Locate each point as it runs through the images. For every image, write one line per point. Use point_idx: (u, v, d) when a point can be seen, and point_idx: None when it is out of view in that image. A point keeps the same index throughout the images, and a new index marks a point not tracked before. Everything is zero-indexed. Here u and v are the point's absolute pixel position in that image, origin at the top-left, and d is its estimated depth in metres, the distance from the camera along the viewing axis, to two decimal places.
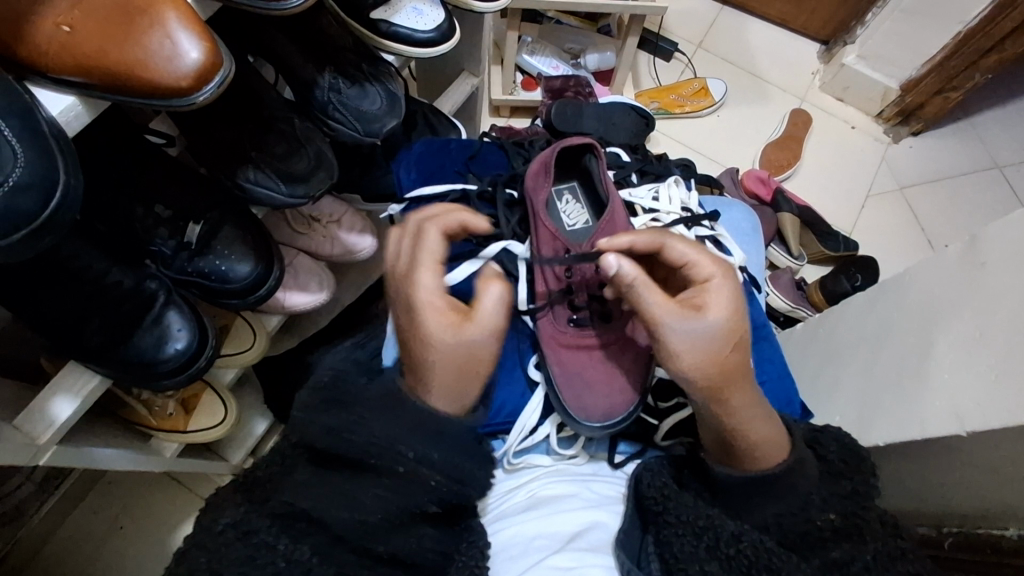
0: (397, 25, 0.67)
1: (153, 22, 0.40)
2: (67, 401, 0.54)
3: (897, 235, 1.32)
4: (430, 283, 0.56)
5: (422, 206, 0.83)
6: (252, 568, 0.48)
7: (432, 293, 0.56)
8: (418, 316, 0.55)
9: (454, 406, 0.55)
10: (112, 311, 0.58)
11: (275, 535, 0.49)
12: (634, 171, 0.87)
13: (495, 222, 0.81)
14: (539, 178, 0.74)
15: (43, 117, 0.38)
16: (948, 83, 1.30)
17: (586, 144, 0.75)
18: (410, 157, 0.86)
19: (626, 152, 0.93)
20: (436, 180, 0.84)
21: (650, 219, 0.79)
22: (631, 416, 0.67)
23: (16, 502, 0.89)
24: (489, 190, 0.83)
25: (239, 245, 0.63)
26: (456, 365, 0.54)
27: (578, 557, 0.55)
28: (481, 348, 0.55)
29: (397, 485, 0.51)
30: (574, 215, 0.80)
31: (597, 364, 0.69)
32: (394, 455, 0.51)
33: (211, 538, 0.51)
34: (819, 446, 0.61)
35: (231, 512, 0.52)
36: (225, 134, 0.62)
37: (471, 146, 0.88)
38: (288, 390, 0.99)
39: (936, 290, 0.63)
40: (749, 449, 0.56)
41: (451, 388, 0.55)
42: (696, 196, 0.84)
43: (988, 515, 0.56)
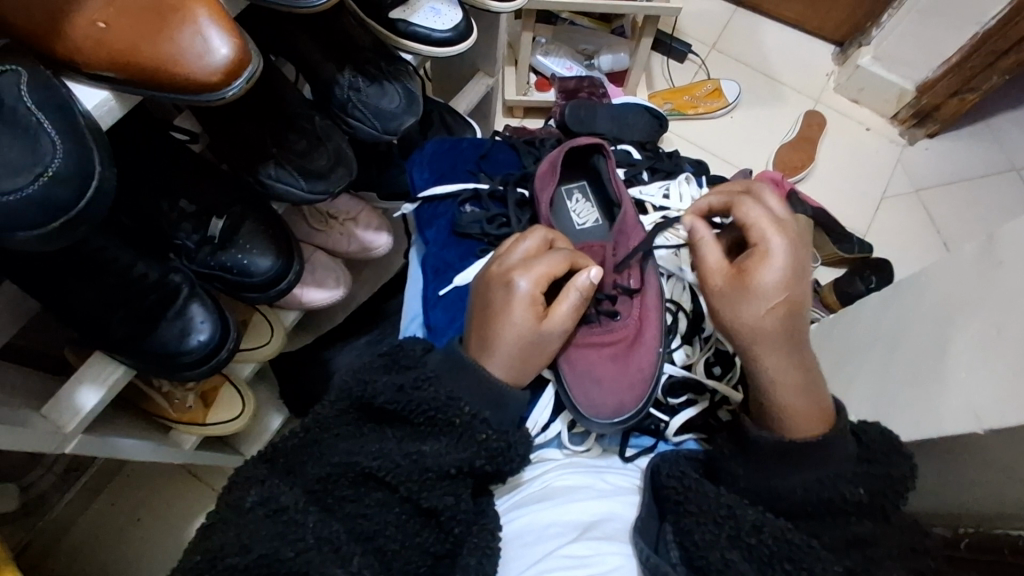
0: (415, 25, 0.68)
1: (184, 19, 0.41)
2: (93, 392, 0.57)
3: (911, 238, 1.31)
4: (533, 280, 0.63)
5: (434, 205, 0.84)
6: (283, 541, 0.51)
7: (532, 289, 0.63)
8: (510, 306, 0.62)
9: (510, 378, 0.61)
10: (137, 302, 0.59)
11: (304, 514, 0.53)
12: (643, 169, 0.88)
13: (506, 221, 0.82)
14: (547, 178, 0.76)
15: (80, 111, 0.39)
16: (964, 85, 1.29)
17: (594, 145, 0.76)
18: (422, 157, 0.87)
19: (636, 150, 0.94)
20: (448, 180, 0.85)
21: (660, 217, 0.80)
22: (640, 413, 0.67)
23: (37, 493, 0.91)
24: (500, 189, 0.84)
25: (260, 239, 0.64)
26: (524, 351, 0.62)
27: (594, 546, 0.55)
28: (549, 341, 0.63)
29: (452, 441, 0.57)
30: (585, 214, 0.80)
31: (605, 360, 0.69)
32: (451, 408, 0.57)
33: (237, 514, 0.54)
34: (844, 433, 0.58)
35: (259, 490, 0.55)
36: (247, 130, 0.63)
37: (482, 146, 0.89)
38: (304, 385, 1.01)
39: (953, 288, 0.63)
40: (786, 410, 0.56)
41: (513, 368, 0.61)
42: (707, 194, 0.84)
43: (1004, 517, 0.56)
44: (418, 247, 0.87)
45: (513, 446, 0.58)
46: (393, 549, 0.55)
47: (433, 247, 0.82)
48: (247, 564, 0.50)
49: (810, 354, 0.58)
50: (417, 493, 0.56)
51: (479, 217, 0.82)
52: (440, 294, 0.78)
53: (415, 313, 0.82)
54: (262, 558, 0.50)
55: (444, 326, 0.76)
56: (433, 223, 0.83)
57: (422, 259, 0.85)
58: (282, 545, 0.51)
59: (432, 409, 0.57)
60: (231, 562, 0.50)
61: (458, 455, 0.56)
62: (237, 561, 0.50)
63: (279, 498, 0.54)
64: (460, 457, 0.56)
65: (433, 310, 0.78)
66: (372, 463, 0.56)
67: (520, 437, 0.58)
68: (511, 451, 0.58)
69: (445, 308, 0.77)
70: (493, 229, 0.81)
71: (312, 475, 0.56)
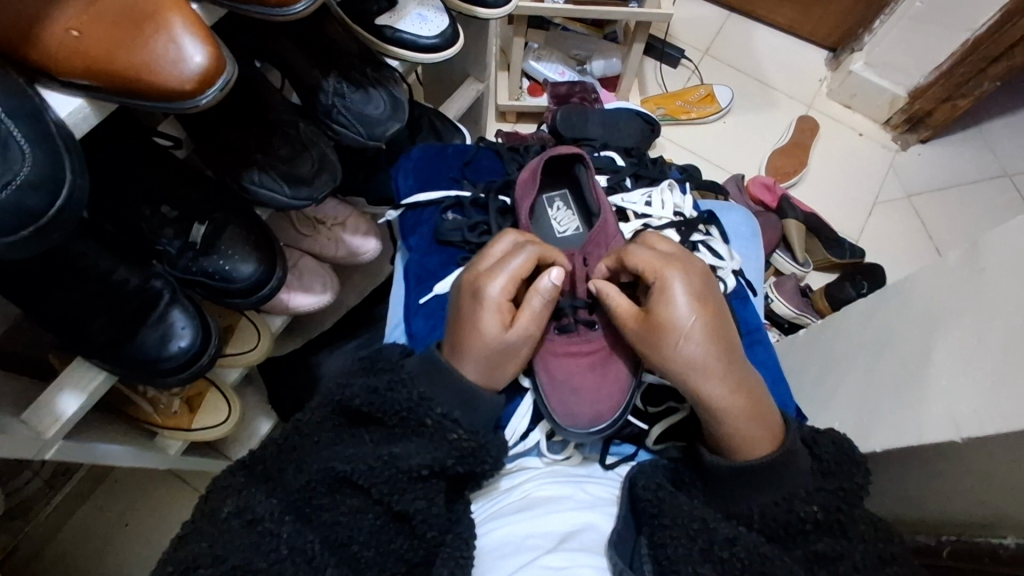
0: (401, 31, 0.69)
1: (158, 27, 0.41)
2: (74, 398, 0.57)
3: (903, 244, 1.31)
4: (500, 285, 0.62)
5: (418, 212, 0.85)
6: (257, 552, 0.52)
7: (499, 294, 0.62)
8: (480, 310, 0.61)
9: (483, 382, 0.61)
10: (118, 308, 0.59)
11: (280, 524, 0.54)
12: (628, 176, 0.87)
13: (488, 228, 0.81)
14: (528, 184, 0.75)
15: (52, 119, 0.39)
16: (956, 91, 1.30)
17: (574, 154, 0.76)
18: (406, 163, 0.87)
19: (622, 155, 0.94)
20: (431, 186, 0.85)
21: (641, 224, 0.81)
22: (617, 423, 0.67)
23: (23, 497, 0.91)
24: (482, 197, 0.84)
25: (242, 246, 0.64)
26: (493, 357, 0.61)
27: (570, 556, 0.55)
28: (519, 347, 0.62)
29: (425, 441, 0.58)
30: (565, 221, 0.81)
31: (583, 369, 0.69)
32: (422, 409, 0.58)
33: (211, 523, 0.55)
34: (812, 445, 0.59)
35: (235, 501, 0.55)
36: (232, 135, 0.63)
37: (466, 152, 0.89)
38: (292, 390, 1.01)
39: (938, 296, 0.63)
40: (734, 439, 0.57)
41: (485, 371, 0.61)
42: (691, 200, 0.85)
43: (988, 525, 0.57)
44: (403, 253, 0.87)
45: (485, 446, 0.58)
46: (376, 553, 0.55)
47: (415, 253, 0.82)
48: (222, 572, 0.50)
49: (753, 380, 0.58)
50: (388, 495, 0.56)
51: (461, 224, 0.81)
52: (421, 302, 0.78)
53: (399, 320, 0.82)
54: (236, 571, 0.50)
55: (425, 334, 0.76)
56: (416, 230, 0.84)
57: (405, 265, 0.85)
58: (256, 557, 0.51)
59: (403, 410, 0.59)
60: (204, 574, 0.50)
61: (430, 454, 0.57)
62: (208, 573, 0.50)
63: (255, 509, 0.55)
64: (432, 455, 0.57)
65: (415, 318, 0.78)
66: (346, 466, 0.56)
67: (490, 436, 0.59)
68: (482, 452, 0.58)
69: (425, 316, 0.77)
70: (475, 236, 0.81)
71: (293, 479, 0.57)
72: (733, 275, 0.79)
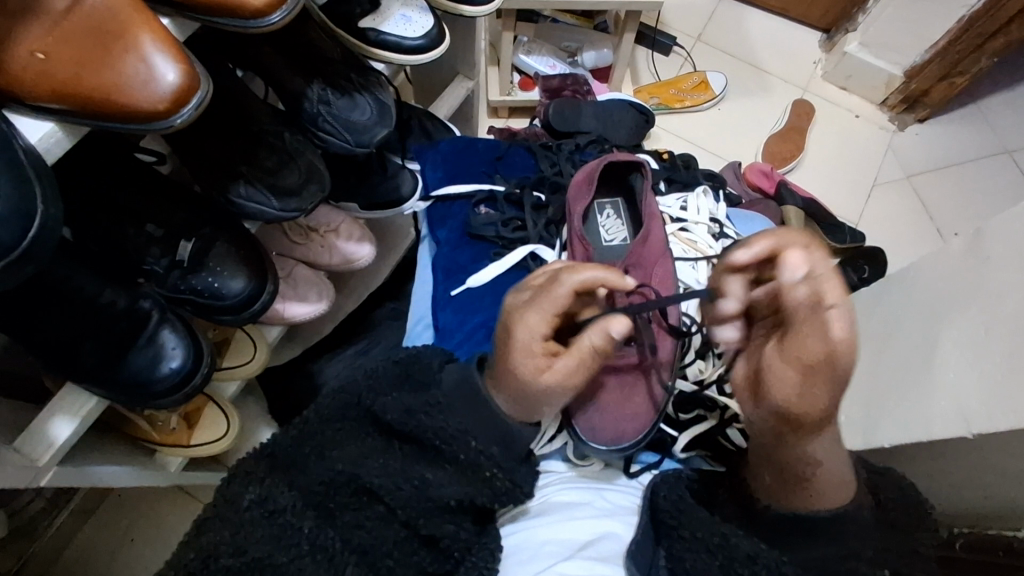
0: (386, 33, 0.67)
1: (127, 46, 0.40)
2: (66, 424, 0.56)
3: (905, 226, 1.30)
4: (532, 324, 0.56)
5: (447, 204, 0.87)
6: (277, 546, 0.53)
7: (531, 336, 0.55)
8: (514, 359, 0.55)
9: (518, 417, 0.59)
10: (107, 331, 0.58)
11: (301, 518, 0.55)
12: (661, 180, 0.87)
13: (520, 224, 0.83)
14: (581, 188, 0.74)
15: (21, 145, 0.38)
16: (953, 69, 1.27)
17: (636, 164, 0.75)
18: (434, 155, 0.88)
19: (654, 161, 0.92)
20: (461, 180, 0.87)
21: (677, 228, 0.79)
22: (639, 444, 0.65)
23: (26, 518, 0.90)
24: (516, 193, 0.85)
25: (231, 261, 0.62)
26: (535, 398, 0.56)
27: (587, 566, 0.55)
28: (559, 393, 0.56)
29: (457, 475, 0.58)
30: (613, 231, 0.77)
31: (612, 390, 0.66)
32: (459, 444, 0.58)
33: (234, 511, 0.55)
34: (878, 491, 0.58)
35: (257, 489, 0.56)
36: (216, 148, 0.61)
37: (497, 148, 0.91)
38: (293, 398, 1.00)
39: (943, 286, 0.61)
40: (819, 488, 0.52)
41: (516, 404, 0.58)
42: (725, 209, 0.83)
43: (1003, 517, 0.56)
44: (429, 244, 0.89)
45: (520, 485, 0.59)
46: (387, 561, 0.55)
47: (444, 248, 0.84)
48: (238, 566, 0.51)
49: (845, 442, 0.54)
50: (416, 518, 0.57)
51: (494, 219, 0.83)
52: (451, 295, 0.80)
53: (420, 316, 0.85)
54: (255, 562, 0.52)
55: (453, 329, 0.77)
56: (444, 222, 0.86)
57: (431, 258, 0.87)
58: (276, 550, 0.53)
59: (439, 441, 0.58)
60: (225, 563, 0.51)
61: (460, 487, 0.57)
62: (229, 564, 0.51)
63: (276, 500, 0.55)
64: (461, 490, 0.57)
65: (443, 311, 0.80)
66: (374, 478, 0.57)
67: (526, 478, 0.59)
68: (517, 491, 0.59)
69: (455, 310, 0.78)
70: (507, 232, 0.82)
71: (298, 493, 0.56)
72: None
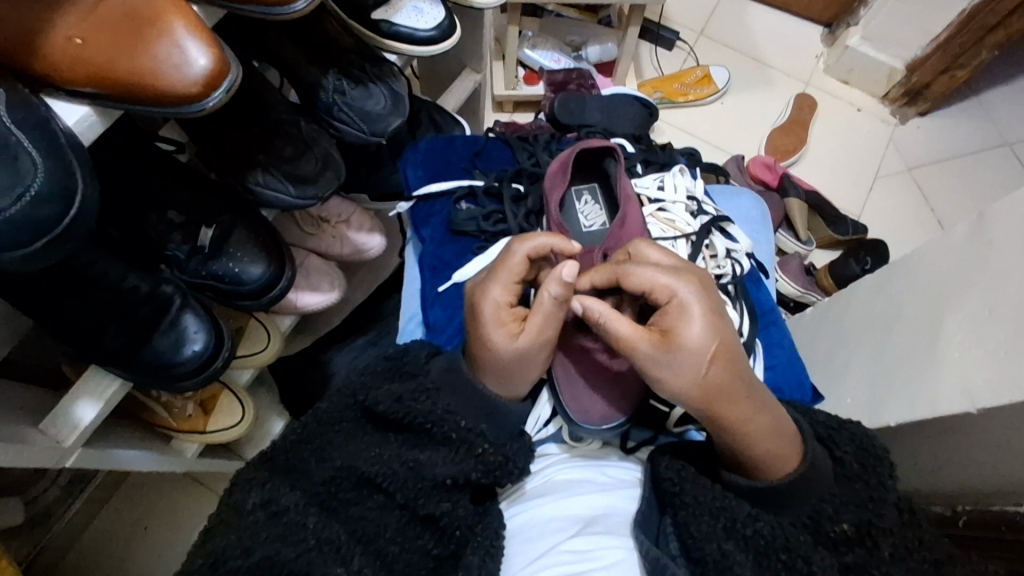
0: (398, 25, 0.68)
1: (161, 31, 0.41)
2: (91, 406, 0.57)
3: (906, 218, 1.31)
4: (497, 292, 0.62)
5: (430, 203, 0.85)
6: (283, 543, 0.53)
7: (497, 303, 0.62)
8: (484, 326, 0.61)
9: (506, 391, 0.63)
10: (131, 315, 0.59)
11: (304, 515, 0.55)
12: (638, 162, 0.88)
13: (502, 217, 0.82)
14: (557, 177, 0.75)
15: (60, 128, 0.39)
16: (954, 62, 1.29)
17: (606, 148, 0.75)
18: (415, 156, 0.87)
19: (630, 142, 0.94)
20: (442, 177, 0.86)
21: (655, 209, 0.80)
22: (630, 419, 0.66)
23: (43, 506, 0.91)
24: (495, 186, 0.84)
25: (251, 246, 0.64)
26: (513, 365, 0.61)
27: (594, 540, 0.56)
28: (533, 354, 0.61)
29: (450, 453, 0.60)
30: (592, 215, 0.79)
31: (599, 366, 0.68)
32: (447, 424, 0.60)
33: (239, 518, 0.56)
34: (832, 445, 0.61)
35: (259, 494, 0.57)
36: (235, 137, 0.63)
37: (476, 142, 0.89)
38: (304, 389, 1.01)
39: (946, 269, 0.63)
40: (760, 461, 0.56)
41: (502, 379, 0.62)
42: (701, 185, 0.84)
43: (1002, 493, 0.59)
44: (414, 244, 0.87)
45: (511, 458, 0.61)
46: (391, 548, 0.57)
47: (429, 246, 0.83)
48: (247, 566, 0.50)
49: (787, 421, 0.57)
50: (413, 500, 0.59)
51: (475, 213, 0.82)
52: (439, 292, 0.80)
53: (412, 313, 0.83)
54: (264, 561, 0.50)
55: (444, 325, 0.78)
56: (429, 221, 0.84)
57: (418, 256, 0.86)
58: (284, 547, 0.52)
59: (428, 423, 0.60)
60: (234, 564, 0.50)
61: (453, 466, 0.59)
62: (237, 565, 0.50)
63: (279, 501, 0.56)
64: (455, 468, 0.59)
65: (432, 309, 0.79)
66: (371, 468, 0.59)
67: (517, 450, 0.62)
68: (508, 464, 0.61)
69: (444, 305, 0.79)
70: (489, 225, 0.81)
71: (313, 477, 0.59)
72: (746, 257, 0.79)
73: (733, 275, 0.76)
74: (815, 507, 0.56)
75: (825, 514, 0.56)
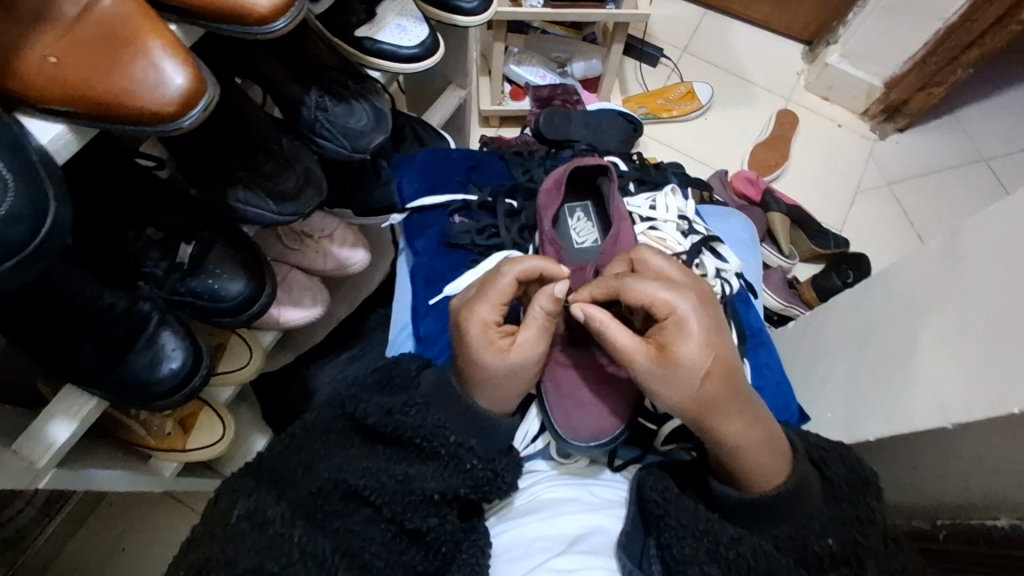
0: (381, 42, 0.69)
1: (137, 51, 0.41)
2: (65, 426, 0.56)
3: (886, 232, 1.33)
4: (486, 312, 0.62)
5: (425, 214, 0.87)
6: (268, 556, 0.52)
7: (486, 322, 0.62)
8: (471, 344, 0.61)
9: (497, 408, 0.63)
10: (106, 333, 0.58)
11: (290, 528, 0.55)
12: (631, 180, 0.88)
13: (496, 232, 0.82)
14: (551, 194, 0.76)
15: (33, 145, 0.39)
16: (930, 80, 1.32)
17: (599, 166, 0.76)
18: (412, 166, 0.87)
19: (624, 161, 0.94)
20: (440, 190, 0.87)
21: (647, 228, 0.80)
22: (619, 436, 0.66)
23: (17, 527, 0.89)
24: (490, 201, 0.85)
25: (230, 263, 0.64)
26: (503, 382, 0.61)
27: (581, 559, 0.56)
28: (524, 370, 0.61)
29: (438, 468, 0.60)
30: (584, 232, 0.80)
31: (589, 383, 0.68)
32: (437, 438, 0.60)
33: (222, 528, 0.55)
34: (822, 466, 0.61)
35: (246, 502, 0.56)
36: (215, 154, 0.62)
37: (473, 156, 0.90)
38: (287, 404, 1.00)
39: (920, 284, 0.64)
40: (747, 471, 0.57)
41: (493, 396, 0.62)
42: (693, 206, 0.84)
43: (982, 507, 0.59)
44: (408, 256, 0.88)
45: (499, 474, 0.60)
46: (377, 562, 0.56)
47: (423, 257, 0.83)
48: None
49: (779, 435, 0.58)
50: (400, 514, 0.58)
51: (469, 227, 0.83)
52: (430, 303, 0.80)
53: (404, 324, 0.83)
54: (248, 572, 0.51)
55: (435, 336, 0.78)
56: (424, 232, 0.85)
57: (411, 268, 0.86)
58: (267, 560, 0.52)
59: (418, 437, 0.60)
60: None
61: (443, 480, 0.59)
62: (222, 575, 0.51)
63: (266, 512, 0.56)
64: (443, 483, 0.59)
65: (423, 320, 0.80)
66: (359, 481, 0.58)
67: (504, 463, 0.61)
68: (497, 480, 0.60)
69: (436, 318, 0.79)
70: (482, 239, 0.82)
71: (303, 487, 0.58)
72: (735, 277, 0.80)
73: (721, 295, 0.77)
74: (804, 522, 0.56)
75: (810, 530, 0.56)
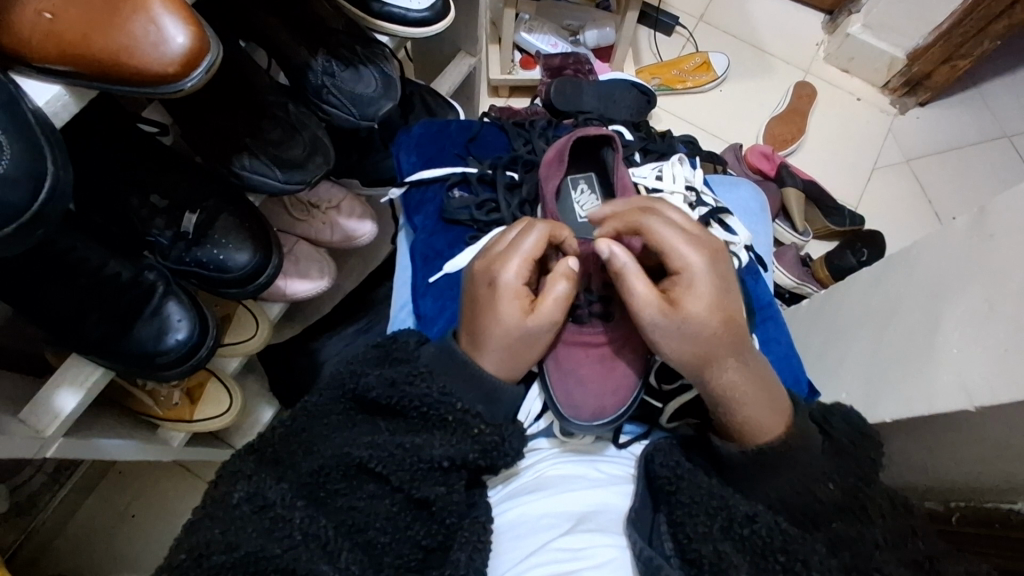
0: (389, 5, 0.64)
1: (136, 7, 0.40)
2: (72, 396, 0.56)
3: (903, 209, 1.30)
4: (515, 269, 0.61)
5: (423, 189, 0.83)
6: (269, 539, 0.52)
7: (514, 280, 0.61)
8: (497, 297, 0.60)
9: (503, 373, 0.62)
10: (112, 303, 0.57)
11: (291, 510, 0.54)
12: (636, 151, 0.86)
13: (495, 207, 0.80)
14: (552, 166, 0.73)
15: (28, 106, 0.37)
16: (956, 52, 1.27)
17: (604, 137, 0.74)
18: (408, 140, 0.85)
19: (630, 129, 0.92)
20: (436, 163, 0.84)
21: (653, 199, 0.78)
22: (621, 418, 0.65)
23: (28, 492, 0.90)
24: (489, 173, 0.82)
25: (236, 234, 0.62)
26: (517, 343, 0.61)
27: (588, 538, 0.56)
28: (539, 335, 0.61)
29: (447, 435, 0.59)
30: (588, 206, 0.77)
31: (593, 362, 0.67)
32: (443, 404, 0.59)
33: (224, 509, 0.55)
34: (829, 427, 0.60)
35: (246, 485, 0.56)
36: (218, 120, 0.61)
37: (470, 128, 0.87)
38: (294, 376, 1.00)
39: (943, 263, 0.62)
40: (741, 425, 0.58)
41: (503, 359, 0.61)
42: (701, 175, 0.82)
43: (995, 490, 0.58)
44: (407, 232, 0.85)
45: (506, 439, 0.59)
46: (382, 538, 0.56)
47: (422, 234, 0.81)
48: (232, 561, 0.50)
49: (781, 395, 0.59)
50: (406, 482, 0.57)
51: (468, 202, 0.80)
52: (430, 282, 0.77)
53: (404, 302, 0.80)
54: (248, 555, 0.51)
55: (434, 316, 0.75)
56: (421, 208, 0.82)
57: (410, 245, 0.83)
58: (269, 542, 0.52)
59: (423, 405, 0.60)
60: (218, 559, 0.51)
61: (451, 447, 0.58)
62: (220, 559, 0.51)
63: (265, 495, 0.55)
64: (449, 450, 0.58)
65: (423, 299, 0.77)
66: (365, 451, 0.57)
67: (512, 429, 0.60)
68: (504, 445, 0.59)
69: (434, 297, 0.76)
70: (482, 215, 0.79)
71: (302, 468, 0.58)
72: (744, 250, 0.78)
73: None
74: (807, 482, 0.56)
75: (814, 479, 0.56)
